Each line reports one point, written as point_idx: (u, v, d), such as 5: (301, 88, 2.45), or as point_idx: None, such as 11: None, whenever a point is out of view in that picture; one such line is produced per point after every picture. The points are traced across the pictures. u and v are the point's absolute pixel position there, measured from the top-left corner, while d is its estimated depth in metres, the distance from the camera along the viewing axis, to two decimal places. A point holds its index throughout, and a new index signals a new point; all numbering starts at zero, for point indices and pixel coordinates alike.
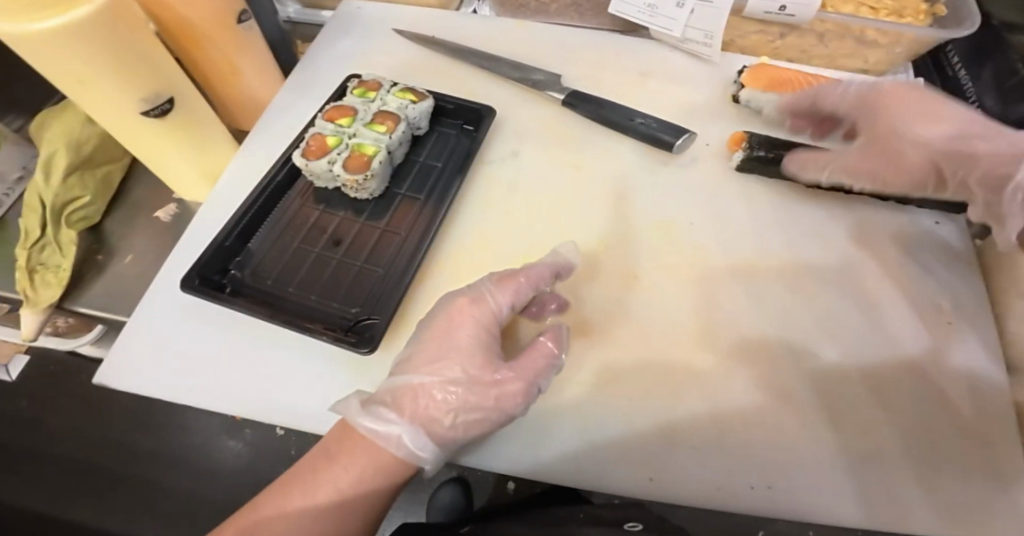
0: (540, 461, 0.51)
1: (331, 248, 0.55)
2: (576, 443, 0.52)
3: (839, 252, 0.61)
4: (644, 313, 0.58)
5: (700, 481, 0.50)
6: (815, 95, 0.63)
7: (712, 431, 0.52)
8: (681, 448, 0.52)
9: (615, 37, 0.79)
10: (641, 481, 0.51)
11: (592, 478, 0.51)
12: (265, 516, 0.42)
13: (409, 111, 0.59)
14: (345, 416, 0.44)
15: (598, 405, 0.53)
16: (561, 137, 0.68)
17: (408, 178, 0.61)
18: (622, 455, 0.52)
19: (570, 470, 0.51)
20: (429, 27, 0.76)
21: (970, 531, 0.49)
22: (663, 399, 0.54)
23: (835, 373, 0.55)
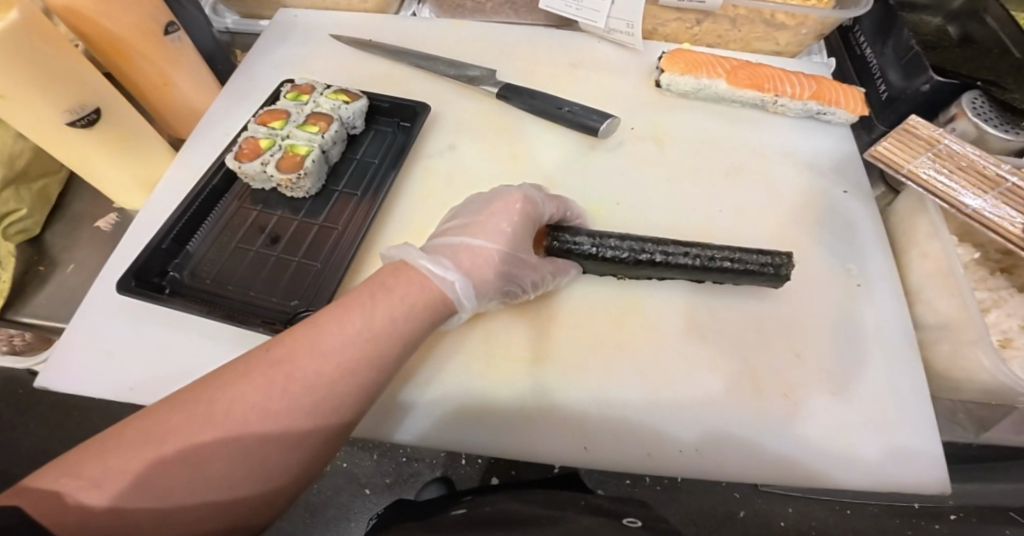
0: (484, 437, 0.54)
1: (268, 245, 0.57)
2: (515, 416, 0.55)
3: (757, 222, 0.65)
4: (577, 293, 0.61)
5: (630, 445, 0.54)
6: (723, 78, 0.70)
7: (642, 398, 0.55)
8: (614, 416, 0.55)
9: (549, 31, 0.82)
10: (576, 449, 0.54)
11: (530, 450, 0.54)
12: (311, 336, 0.44)
13: (342, 111, 0.61)
14: (404, 258, 0.51)
15: (534, 380, 0.56)
16: (496, 129, 0.71)
17: (345, 175, 0.63)
18: (560, 428, 0.54)
19: (511, 444, 0.54)
20: (366, 30, 0.78)
21: (882, 474, 0.53)
22: (597, 372, 0.56)
23: (755, 335, 0.59)
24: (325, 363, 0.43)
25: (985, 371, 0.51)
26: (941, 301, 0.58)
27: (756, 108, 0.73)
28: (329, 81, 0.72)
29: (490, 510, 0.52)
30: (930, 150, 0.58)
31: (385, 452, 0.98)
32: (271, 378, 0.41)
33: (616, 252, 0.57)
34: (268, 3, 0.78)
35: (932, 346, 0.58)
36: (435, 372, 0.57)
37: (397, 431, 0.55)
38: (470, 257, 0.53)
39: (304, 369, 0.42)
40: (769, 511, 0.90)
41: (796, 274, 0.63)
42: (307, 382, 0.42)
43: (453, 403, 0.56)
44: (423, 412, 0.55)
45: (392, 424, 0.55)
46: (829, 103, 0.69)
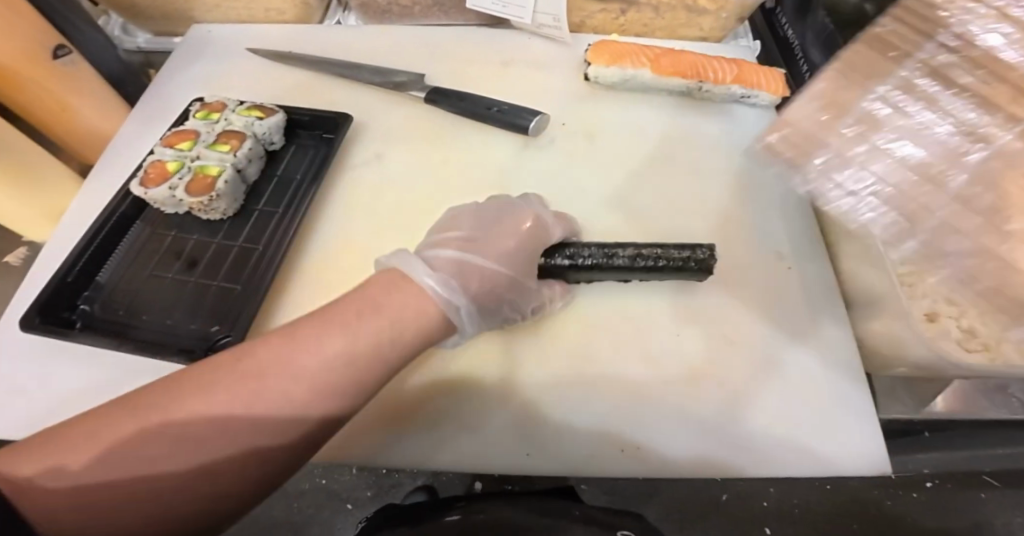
0: (425, 450, 0.53)
1: (186, 270, 0.56)
2: (458, 423, 0.54)
3: (681, 211, 0.66)
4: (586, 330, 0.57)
5: (575, 445, 0.53)
6: (647, 67, 0.72)
7: (581, 395, 0.54)
8: (557, 419, 0.54)
9: (479, 32, 0.81)
10: (520, 455, 0.52)
11: (471, 460, 0.52)
12: (294, 349, 0.41)
13: (255, 127, 0.59)
14: (388, 276, 0.47)
15: (478, 386, 0.55)
16: (424, 135, 0.70)
17: (265, 194, 0.61)
18: (504, 437, 0.53)
19: (455, 455, 0.52)
20: (287, 42, 0.76)
21: (828, 457, 0.52)
22: (558, 375, 0.55)
23: (708, 324, 0.58)
24: (241, 408, 0.39)
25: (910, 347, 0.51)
26: (867, 278, 0.58)
27: (682, 95, 0.74)
28: (247, 96, 0.70)
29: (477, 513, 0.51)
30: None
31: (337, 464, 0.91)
32: (184, 407, 0.38)
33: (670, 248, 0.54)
34: (182, 21, 0.76)
35: (864, 326, 0.59)
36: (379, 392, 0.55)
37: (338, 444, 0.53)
38: (479, 281, 0.52)
39: (238, 394, 0.39)
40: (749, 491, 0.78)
41: (722, 266, 0.63)
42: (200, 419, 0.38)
43: (392, 419, 0.54)
44: (366, 432, 0.54)
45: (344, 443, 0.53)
46: (751, 86, 0.70)
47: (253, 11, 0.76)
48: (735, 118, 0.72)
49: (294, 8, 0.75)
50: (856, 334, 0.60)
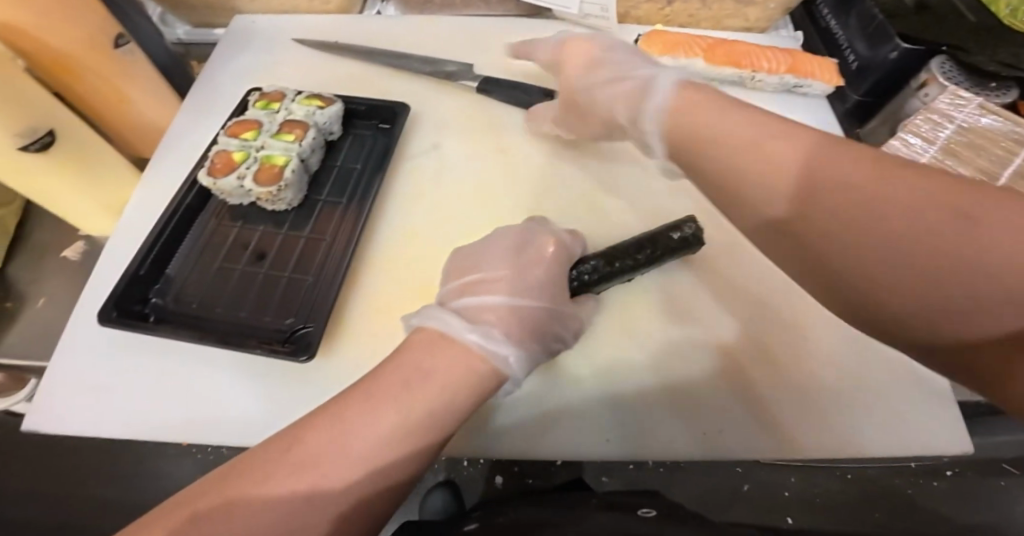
0: (503, 442, 0.52)
1: (255, 262, 0.55)
2: (534, 413, 0.53)
3: None
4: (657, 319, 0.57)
5: (653, 432, 0.52)
6: (699, 57, 0.72)
7: (657, 382, 0.54)
8: (634, 405, 0.53)
9: (523, 22, 0.80)
10: (599, 443, 0.52)
11: (551, 450, 0.52)
12: (373, 407, 0.37)
13: (317, 117, 0.58)
14: (441, 330, 0.44)
15: (550, 375, 0.55)
16: (479, 125, 0.69)
17: (327, 184, 0.60)
18: (583, 424, 0.52)
19: (534, 444, 0.52)
20: (332, 32, 0.74)
21: (909, 437, 0.52)
22: (628, 360, 0.55)
23: (775, 307, 0.58)
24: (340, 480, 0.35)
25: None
26: None
27: (734, 85, 0.74)
28: (298, 87, 0.69)
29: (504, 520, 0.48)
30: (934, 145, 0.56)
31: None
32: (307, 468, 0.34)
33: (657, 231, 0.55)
34: (221, 10, 0.74)
35: None
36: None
37: None
38: (517, 322, 0.48)
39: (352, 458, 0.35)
40: (772, 481, 0.81)
41: None
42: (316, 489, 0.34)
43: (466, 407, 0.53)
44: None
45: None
46: (805, 75, 0.70)
47: (296, 1, 0.74)
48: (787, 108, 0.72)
49: None
50: None
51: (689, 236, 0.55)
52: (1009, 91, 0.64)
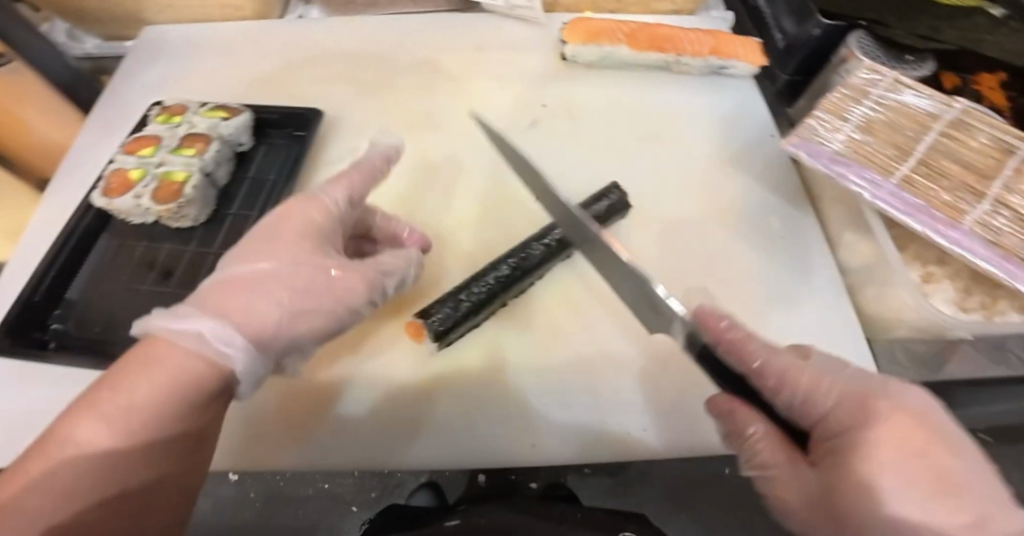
0: (421, 451, 0.49)
1: (160, 281, 0.53)
2: (453, 417, 0.51)
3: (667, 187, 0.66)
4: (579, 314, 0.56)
5: (576, 431, 0.50)
6: (623, 43, 0.71)
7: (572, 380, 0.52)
8: (558, 403, 0.51)
9: (449, 17, 0.78)
10: (523, 446, 0.49)
11: (473, 455, 0.49)
12: (155, 360, 0.38)
13: (221, 128, 0.56)
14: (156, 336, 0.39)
15: (470, 378, 0.53)
16: (400, 127, 0.67)
17: (238, 197, 0.59)
18: (494, 427, 0.50)
19: (453, 451, 0.49)
20: (246, 38, 0.72)
21: None
22: (550, 358, 0.53)
23: (693, 297, 0.59)
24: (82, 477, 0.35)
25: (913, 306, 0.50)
26: (859, 244, 0.58)
27: (660, 71, 0.74)
28: (208, 96, 0.66)
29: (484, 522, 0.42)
30: (846, 121, 0.55)
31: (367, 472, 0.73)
32: (109, 421, 0.35)
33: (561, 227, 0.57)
34: (131, 24, 0.72)
35: (860, 290, 0.59)
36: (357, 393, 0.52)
37: (320, 453, 0.49)
38: (298, 285, 0.45)
39: (117, 420, 0.36)
40: None
41: (711, 239, 0.63)
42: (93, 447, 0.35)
43: (371, 417, 0.51)
44: (342, 437, 0.50)
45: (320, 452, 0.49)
46: (728, 57, 0.70)
47: (206, 9, 0.72)
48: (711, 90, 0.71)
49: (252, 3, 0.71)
50: (855, 301, 0.59)
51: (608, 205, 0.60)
52: (924, 63, 0.62)
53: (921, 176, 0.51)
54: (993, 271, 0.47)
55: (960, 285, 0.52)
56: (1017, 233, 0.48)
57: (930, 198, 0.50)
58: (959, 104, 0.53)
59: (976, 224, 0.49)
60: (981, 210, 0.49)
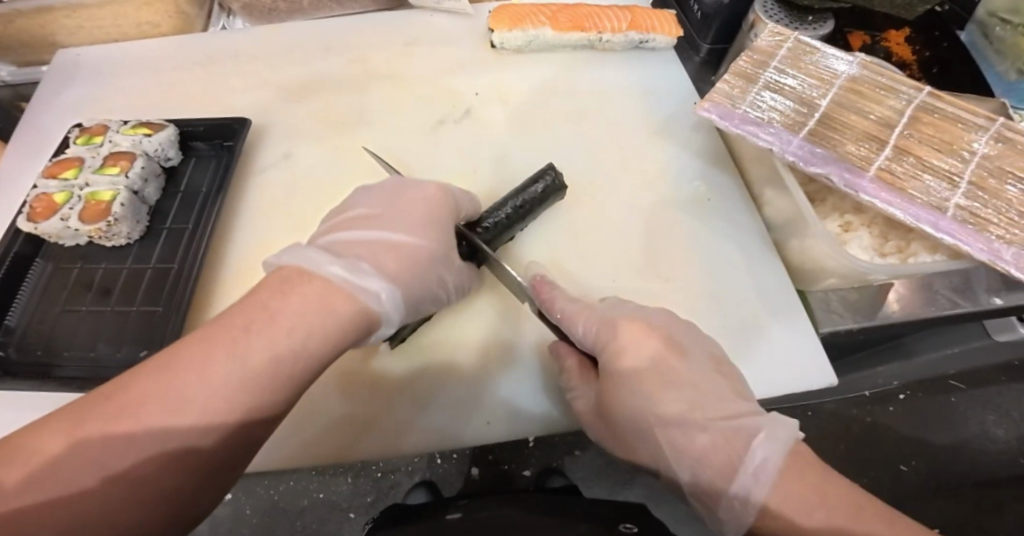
0: (384, 439, 0.52)
1: (101, 299, 0.54)
2: (410, 404, 0.54)
3: (599, 163, 0.68)
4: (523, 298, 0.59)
5: (527, 405, 0.54)
6: (546, 26, 0.73)
7: (525, 360, 0.56)
8: (508, 382, 0.55)
9: (377, 15, 0.78)
10: (480, 425, 0.53)
11: (434, 438, 0.52)
12: (271, 320, 0.39)
13: (145, 145, 0.57)
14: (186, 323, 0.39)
15: (422, 365, 0.56)
16: (333, 128, 0.68)
17: (172, 211, 0.59)
18: (457, 409, 0.54)
19: (415, 436, 0.52)
20: (165, 52, 0.71)
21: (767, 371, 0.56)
22: (496, 340, 0.57)
23: (634, 268, 0.61)
24: (203, 414, 0.35)
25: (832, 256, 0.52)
26: (777, 200, 0.61)
27: (585, 49, 0.77)
28: (133, 114, 0.67)
29: (485, 516, 0.50)
30: (755, 82, 0.57)
31: (359, 471, 0.79)
32: (137, 402, 0.34)
33: (502, 212, 0.59)
34: (44, 46, 0.71)
35: (784, 244, 0.62)
36: (323, 390, 0.55)
37: (285, 450, 0.52)
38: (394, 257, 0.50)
39: (221, 385, 0.36)
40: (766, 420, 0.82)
41: (644, 209, 0.65)
42: (190, 404, 0.35)
43: (340, 413, 0.53)
44: (314, 434, 0.53)
45: (296, 450, 0.52)
46: (645, 30, 0.73)
47: (122, 27, 0.71)
48: (634, 68, 0.74)
49: (170, 17, 0.71)
50: (782, 255, 0.62)
51: (549, 185, 0.61)
52: (825, 23, 0.64)
53: (827, 130, 0.54)
54: (894, 213, 0.49)
55: (877, 232, 0.54)
56: (917, 177, 0.50)
57: (836, 150, 0.53)
58: (857, 58, 0.56)
59: (879, 170, 0.51)
60: (884, 157, 0.51)
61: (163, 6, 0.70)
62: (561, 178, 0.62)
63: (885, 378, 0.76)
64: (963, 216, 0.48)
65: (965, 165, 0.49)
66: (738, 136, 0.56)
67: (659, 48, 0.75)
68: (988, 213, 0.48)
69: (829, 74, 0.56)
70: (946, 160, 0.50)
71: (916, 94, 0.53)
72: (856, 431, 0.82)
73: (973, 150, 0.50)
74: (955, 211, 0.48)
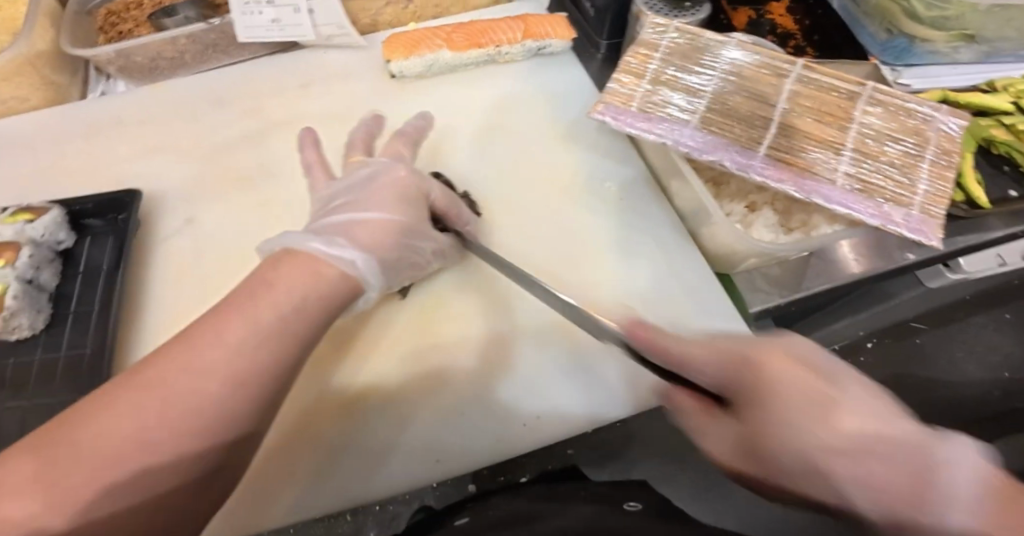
0: (330, 496, 0.51)
1: (13, 397, 0.53)
2: (355, 453, 0.53)
3: (513, 174, 0.68)
4: (458, 328, 0.59)
5: (474, 437, 0.54)
6: (444, 46, 0.73)
7: (473, 394, 0.56)
8: (451, 415, 0.55)
9: (265, 60, 0.77)
10: (428, 463, 0.52)
11: (382, 485, 0.51)
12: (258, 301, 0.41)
13: (29, 231, 0.56)
14: (288, 245, 0.46)
15: (364, 410, 0.55)
16: (236, 181, 0.66)
17: (75, 294, 0.58)
18: (403, 451, 0.53)
19: (364, 487, 0.51)
20: (39, 128, 0.70)
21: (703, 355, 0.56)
22: (436, 371, 0.57)
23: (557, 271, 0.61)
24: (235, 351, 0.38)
25: (741, 242, 0.53)
26: (682, 191, 0.62)
27: (488, 64, 0.77)
28: (12, 197, 0.65)
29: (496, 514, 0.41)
30: (644, 77, 0.59)
31: None
32: (140, 402, 0.34)
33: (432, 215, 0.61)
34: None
35: (698, 231, 0.62)
36: (273, 448, 0.53)
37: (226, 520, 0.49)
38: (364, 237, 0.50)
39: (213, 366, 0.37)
40: None
41: (561, 214, 0.65)
42: (205, 381, 0.36)
43: (287, 468, 0.52)
44: (259, 495, 0.50)
45: (241, 518, 0.49)
46: (541, 37, 0.75)
47: None
48: (536, 76, 0.76)
49: (41, 89, 0.70)
50: (698, 244, 0.63)
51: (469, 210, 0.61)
52: (703, 7, 0.70)
53: (715, 116, 0.56)
54: (788, 189, 0.51)
55: (780, 208, 0.57)
56: (805, 151, 0.53)
57: (728, 134, 0.55)
58: (734, 41, 0.59)
59: (770, 150, 0.53)
60: (773, 135, 0.54)
61: (28, 80, 0.69)
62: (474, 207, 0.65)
63: (850, 331, 0.76)
64: (852, 183, 0.51)
65: (846, 133, 0.54)
66: (633, 135, 0.56)
67: (555, 53, 0.77)
68: (874, 176, 0.51)
69: (719, 60, 0.59)
70: (828, 131, 0.54)
71: (793, 70, 0.57)
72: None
73: (852, 117, 0.54)
74: (844, 179, 0.51)
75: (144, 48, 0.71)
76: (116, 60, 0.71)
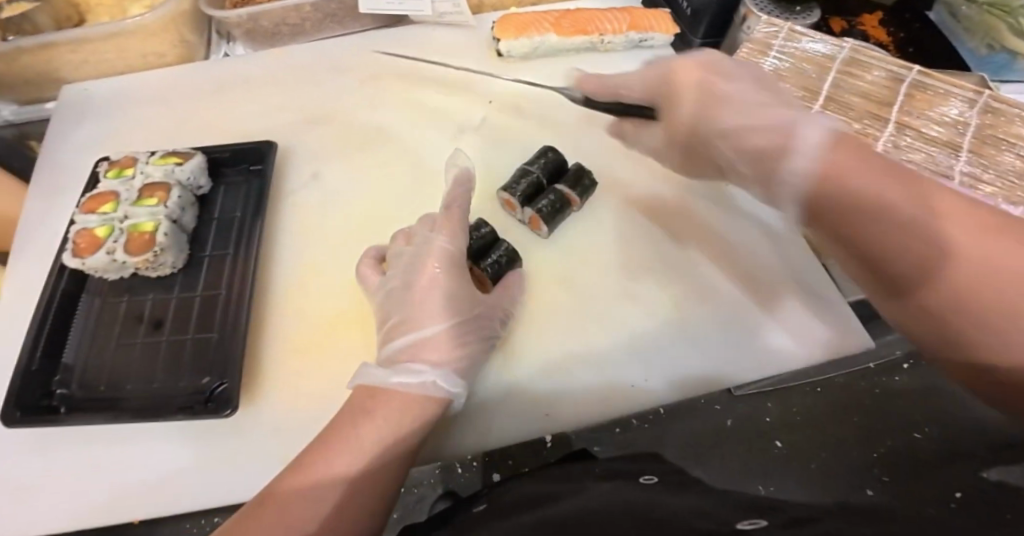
0: (448, 444, 0.53)
1: (153, 332, 0.57)
2: (472, 404, 0.54)
3: (616, 156, 0.71)
4: (568, 291, 0.61)
5: (583, 394, 0.54)
6: (551, 31, 0.76)
7: (582, 353, 0.57)
8: (562, 373, 0.56)
9: (378, 33, 0.81)
10: (539, 417, 0.53)
11: (496, 435, 0.53)
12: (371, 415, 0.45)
13: (178, 174, 0.60)
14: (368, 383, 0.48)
15: (478, 363, 0.57)
16: (355, 143, 0.70)
17: (209, 239, 0.62)
18: (516, 404, 0.54)
19: (481, 437, 0.53)
20: (169, 84, 0.74)
21: (810, 335, 0.57)
22: (546, 330, 0.59)
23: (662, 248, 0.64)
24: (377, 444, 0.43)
25: None
26: None
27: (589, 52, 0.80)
28: (148, 145, 0.70)
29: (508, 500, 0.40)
30: None
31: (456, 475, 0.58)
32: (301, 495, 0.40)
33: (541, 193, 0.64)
34: (46, 84, 0.73)
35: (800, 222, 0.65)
36: None
37: None
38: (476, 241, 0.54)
39: (346, 471, 0.42)
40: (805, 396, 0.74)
41: (665, 196, 0.68)
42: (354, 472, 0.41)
43: None
44: None
45: None
46: (645, 30, 0.77)
47: (128, 60, 0.74)
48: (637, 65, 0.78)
49: (175, 48, 0.74)
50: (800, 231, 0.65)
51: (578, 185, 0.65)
52: (812, 12, 0.72)
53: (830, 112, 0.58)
54: None
55: None
56: (919, 149, 0.55)
57: (843, 129, 0.57)
58: (847, 42, 0.62)
59: (886, 146, 0.56)
60: (888, 133, 0.57)
61: (167, 38, 0.73)
62: (592, 176, 0.66)
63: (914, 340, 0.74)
64: (967, 181, 0.53)
65: (961, 136, 0.56)
66: None
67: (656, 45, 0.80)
68: (988, 179, 0.53)
69: (834, 59, 0.61)
70: (942, 132, 0.56)
71: (907, 74, 0.59)
72: (867, 402, 0.75)
73: (966, 121, 0.56)
74: (960, 177, 0.54)
75: (270, 13, 0.75)
76: (245, 23, 0.76)
